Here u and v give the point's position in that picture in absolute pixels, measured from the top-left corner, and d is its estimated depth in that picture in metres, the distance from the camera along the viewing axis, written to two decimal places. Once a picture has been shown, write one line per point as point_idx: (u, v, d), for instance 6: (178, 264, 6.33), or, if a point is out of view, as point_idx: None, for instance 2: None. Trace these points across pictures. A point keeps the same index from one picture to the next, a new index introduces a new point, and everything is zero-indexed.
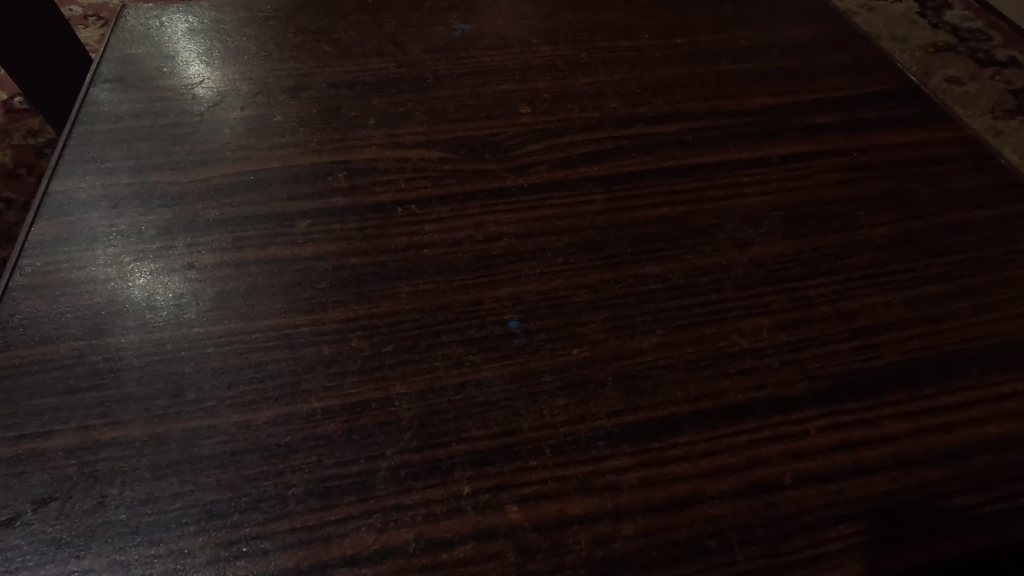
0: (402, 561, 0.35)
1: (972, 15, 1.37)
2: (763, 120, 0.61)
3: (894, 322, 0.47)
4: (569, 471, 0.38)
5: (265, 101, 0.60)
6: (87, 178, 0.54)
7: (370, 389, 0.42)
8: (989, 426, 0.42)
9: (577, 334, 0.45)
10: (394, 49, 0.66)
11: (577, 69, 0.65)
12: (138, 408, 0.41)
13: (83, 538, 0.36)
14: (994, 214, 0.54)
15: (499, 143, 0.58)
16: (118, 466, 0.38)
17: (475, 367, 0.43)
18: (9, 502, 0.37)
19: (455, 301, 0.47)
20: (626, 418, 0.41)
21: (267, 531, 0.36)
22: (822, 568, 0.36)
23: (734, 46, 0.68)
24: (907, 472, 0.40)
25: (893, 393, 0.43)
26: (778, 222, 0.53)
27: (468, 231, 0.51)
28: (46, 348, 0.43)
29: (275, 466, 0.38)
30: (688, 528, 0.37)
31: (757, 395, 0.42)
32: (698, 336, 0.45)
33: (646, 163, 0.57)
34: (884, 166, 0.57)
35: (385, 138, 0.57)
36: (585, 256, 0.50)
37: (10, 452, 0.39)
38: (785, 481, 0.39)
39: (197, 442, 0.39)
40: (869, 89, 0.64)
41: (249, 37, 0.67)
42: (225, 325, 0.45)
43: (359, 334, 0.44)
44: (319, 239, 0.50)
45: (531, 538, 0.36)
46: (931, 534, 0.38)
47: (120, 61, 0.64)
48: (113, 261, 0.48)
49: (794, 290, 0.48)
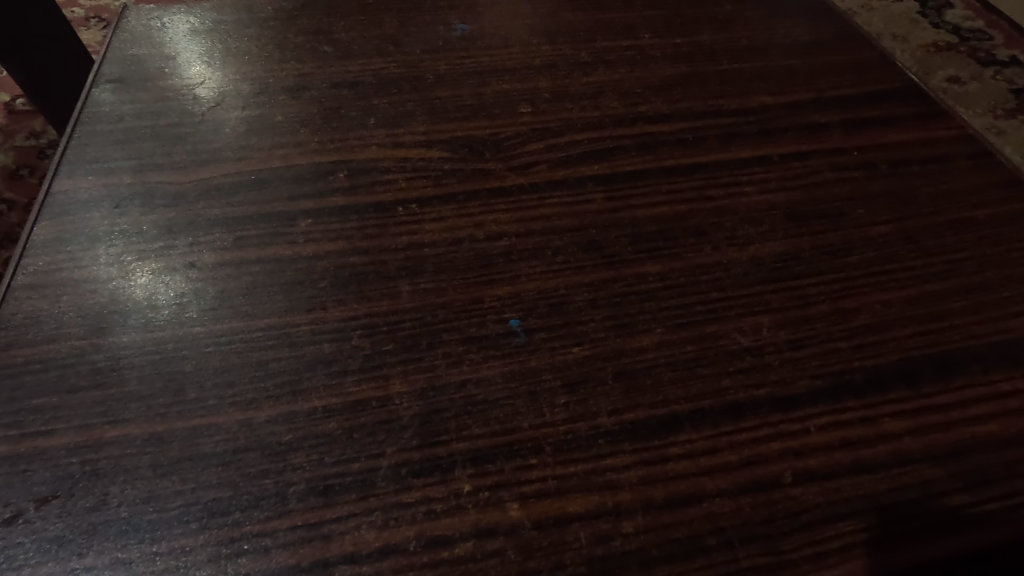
0: (403, 558, 0.35)
1: (973, 14, 1.37)
2: (763, 119, 0.61)
3: (894, 321, 0.47)
4: (569, 469, 0.38)
5: (265, 101, 0.61)
6: (89, 178, 0.54)
7: (370, 387, 0.42)
8: (989, 424, 0.42)
9: (577, 332, 0.45)
10: (394, 49, 0.66)
11: (577, 69, 0.65)
12: (140, 407, 0.41)
13: (85, 536, 0.36)
14: (994, 212, 0.54)
15: (499, 142, 0.58)
16: (119, 464, 0.38)
17: (476, 365, 0.43)
18: (11, 500, 0.37)
19: (455, 300, 0.47)
20: (626, 416, 0.41)
21: (268, 528, 0.36)
22: (822, 565, 0.36)
23: (734, 45, 0.68)
24: (907, 471, 0.40)
25: (893, 391, 0.43)
26: (779, 221, 0.53)
27: (468, 230, 0.51)
28: (48, 347, 0.43)
29: (276, 464, 0.38)
30: (688, 526, 0.37)
31: (757, 393, 0.42)
32: (698, 334, 0.45)
33: (646, 162, 0.57)
34: (884, 165, 0.57)
35: (385, 138, 0.58)
36: (585, 255, 0.50)
37: (12, 450, 0.39)
38: (785, 479, 0.39)
39: (198, 440, 0.39)
40: (869, 88, 0.64)
41: (249, 37, 0.67)
42: (226, 324, 0.45)
43: (359, 333, 0.44)
44: (319, 238, 0.50)
45: (531, 536, 0.36)
46: (932, 532, 0.38)
47: (121, 61, 0.64)
48: (114, 260, 0.48)
49: (794, 288, 0.48)
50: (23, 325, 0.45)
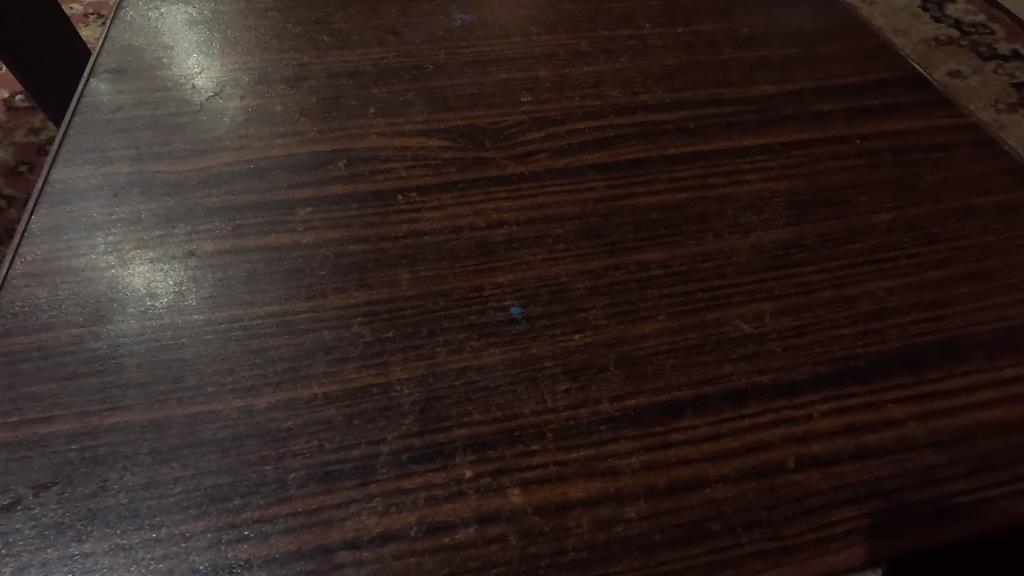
0: (404, 544, 0.35)
1: (975, 8, 1.37)
2: (765, 108, 0.60)
3: (897, 307, 0.46)
4: (571, 455, 0.38)
5: (264, 90, 0.60)
6: (87, 167, 0.54)
7: (371, 374, 0.41)
8: (993, 410, 0.41)
9: (578, 319, 0.45)
10: (393, 39, 0.66)
11: (577, 58, 0.64)
12: (139, 394, 0.40)
13: (84, 521, 0.36)
14: (998, 200, 0.54)
15: (499, 131, 0.57)
16: (119, 450, 0.38)
17: (476, 353, 0.43)
18: (10, 486, 0.37)
19: (455, 288, 0.46)
20: (628, 402, 0.41)
21: (269, 514, 0.36)
22: (825, 550, 0.36)
23: (736, 34, 0.68)
24: (911, 456, 0.39)
25: (897, 377, 0.43)
26: (781, 209, 0.52)
27: (468, 219, 0.51)
28: (46, 335, 0.43)
29: (277, 450, 0.38)
30: (691, 511, 0.37)
31: (760, 380, 0.42)
32: (700, 321, 0.45)
33: (648, 151, 0.56)
34: (887, 152, 0.57)
35: (384, 127, 0.57)
36: (587, 243, 0.50)
37: (11, 436, 0.39)
38: (788, 465, 0.38)
39: (198, 427, 0.39)
40: (871, 76, 0.64)
41: (248, 28, 0.66)
42: (226, 312, 0.45)
43: (359, 320, 0.44)
44: (319, 226, 0.50)
45: (533, 521, 0.36)
46: (937, 518, 0.38)
47: (118, 51, 0.64)
48: (113, 249, 0.48)
49: (797, 275, 0.48)
50: (21, 312, 0.44)
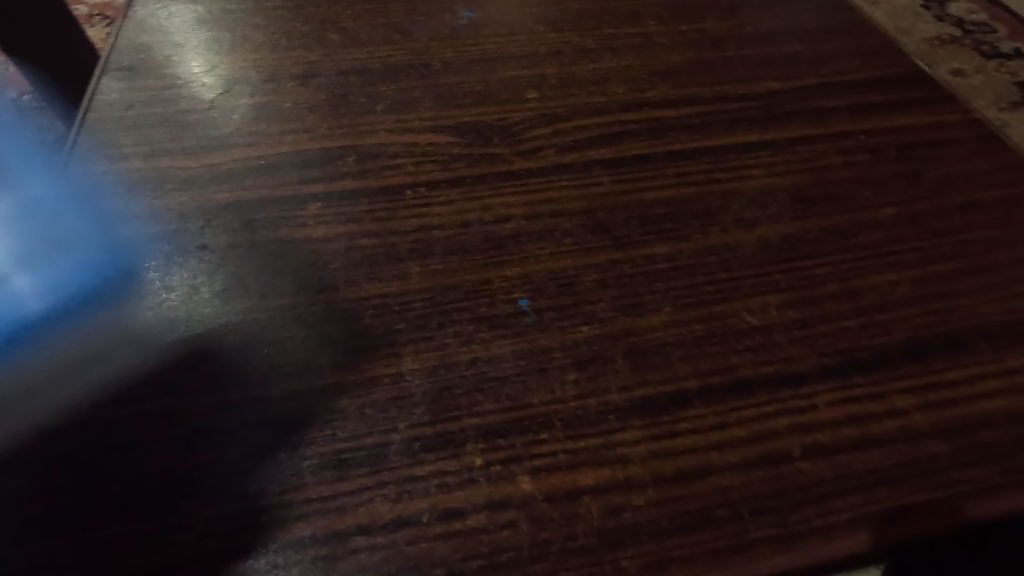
0: (417, 530, 0.36)
1: (978, 7, 1.37)
2: (770, 104, 0.61)
3: (901, 300, 0.47)
4: (580, 444, 0.39)
5: (274, 88, 0.61)
6: (101, 163, 0.54)
7: (382, 365, 0.42)
8: (997, 400, 0.42)
9: (586, 311, 0.45)
10: (401, 37, 0.66)
11: (583, 56, 0.65)
12: (155, 384, 0.41)
13: (103, 508, 0.36)
14: (1002, 194, 0.54)
15: (506, 128, 0.58)
16: (136, 439, 0.39)
17: (486, 344, 0.43)
18: (30, 473, 0.38)
19: (464, 281, 0.47)
20: (636, 392, 0.41)
21: (284, 501, 0.37)
22: (831, 536, 0.36)
23: (741, 32, 0.68)
24: (916, 445, 0.40)
25: (902, 368, 0.43)
26: (786, 203, 0.53)
27: (477, 213, 0.52)
28: (65, 327, 0.44)
29: (291, 439, 0.39)
30: (699, 498, 0.37)
31: (766, 370, 0.43)
32: (707, 313, 0.46)
33: (654, 147, 0.57)
34: (891, 148, 0.58)
35: (393, 124, 0.58)
36: (594, 237, 0.50)
37: (31, 426, 0.39)
38: (794, 453, 0.39)
39: (213, 417, 0.40)
40: (875, 72, 0.64)
41: (258, 26, 0.67)
42: (239, 304, 0.45)
43: (370, 312, 0.45)
44: (330, 221, 0.50)
45: (543, 508, 0.37)
46: (943, 506, 0.38)
47: (129, 50, 0.65)
48: (128, 243, 0.49)
49: (802, 268, 0.49)
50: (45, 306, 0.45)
